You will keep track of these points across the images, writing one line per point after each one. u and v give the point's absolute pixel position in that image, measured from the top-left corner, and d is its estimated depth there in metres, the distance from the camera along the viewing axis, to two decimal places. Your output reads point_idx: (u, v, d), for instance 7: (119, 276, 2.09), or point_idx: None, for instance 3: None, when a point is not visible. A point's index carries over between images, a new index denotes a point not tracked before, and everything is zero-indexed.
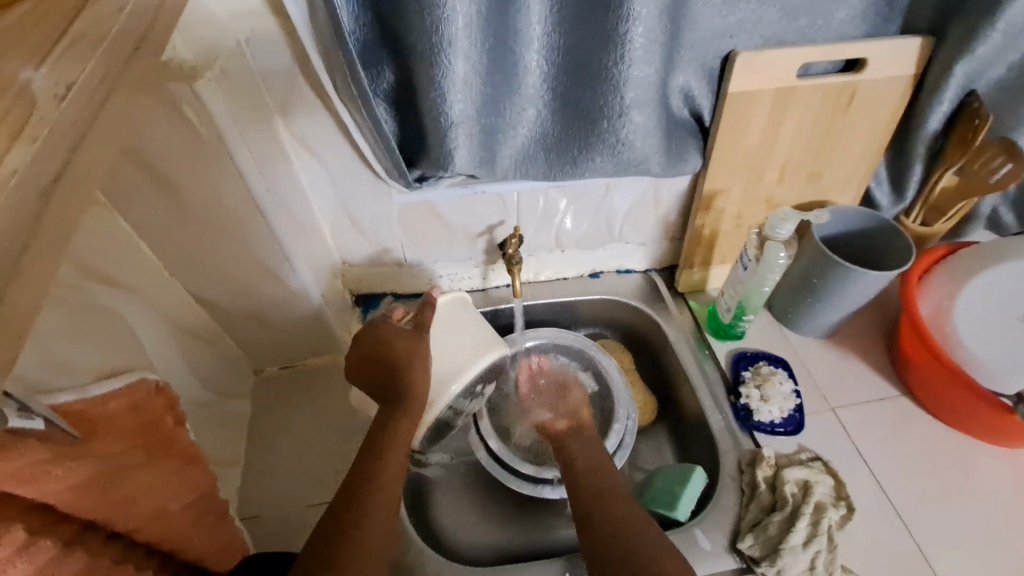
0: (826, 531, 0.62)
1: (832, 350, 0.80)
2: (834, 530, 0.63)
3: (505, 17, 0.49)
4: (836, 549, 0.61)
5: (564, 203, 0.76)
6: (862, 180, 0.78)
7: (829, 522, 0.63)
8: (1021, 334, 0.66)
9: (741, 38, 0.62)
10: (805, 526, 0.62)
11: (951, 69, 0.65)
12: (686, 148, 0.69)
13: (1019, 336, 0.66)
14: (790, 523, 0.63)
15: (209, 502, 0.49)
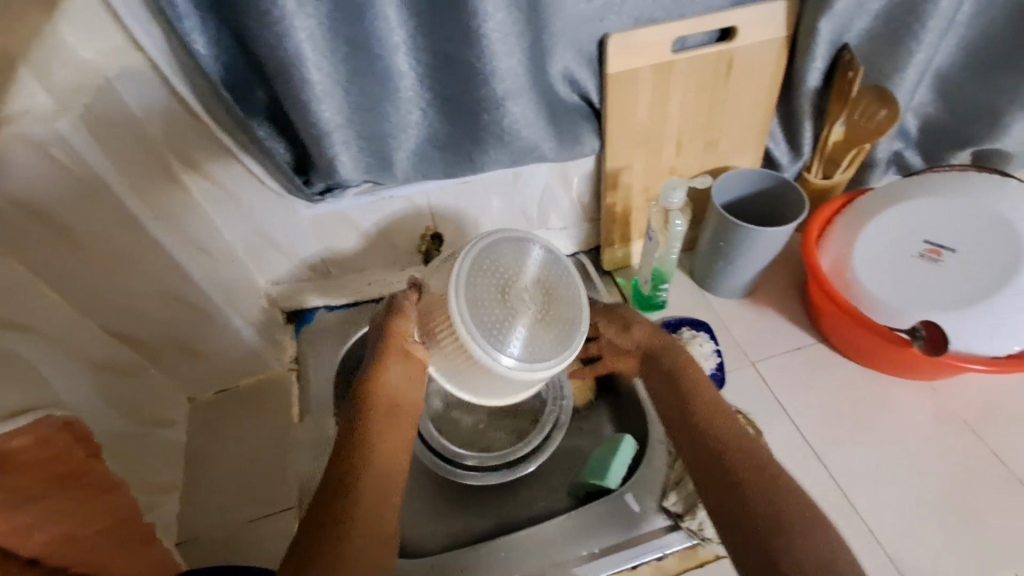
0: None
1: (751, 307, 0.84)
2: None
3: (358, 26, 0.50)
4: None
5: (478, 196, 0.78)
6: (759, 142, 0.81)
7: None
8: (912, 270, 0.69)
9: (611, 21, 0.64)
10: None
11: (816, 28, 0.68)
12: (579, 131, 0.72)
13: (910, 272, 0.69)
14: None
15: (126, 532, 0.54)
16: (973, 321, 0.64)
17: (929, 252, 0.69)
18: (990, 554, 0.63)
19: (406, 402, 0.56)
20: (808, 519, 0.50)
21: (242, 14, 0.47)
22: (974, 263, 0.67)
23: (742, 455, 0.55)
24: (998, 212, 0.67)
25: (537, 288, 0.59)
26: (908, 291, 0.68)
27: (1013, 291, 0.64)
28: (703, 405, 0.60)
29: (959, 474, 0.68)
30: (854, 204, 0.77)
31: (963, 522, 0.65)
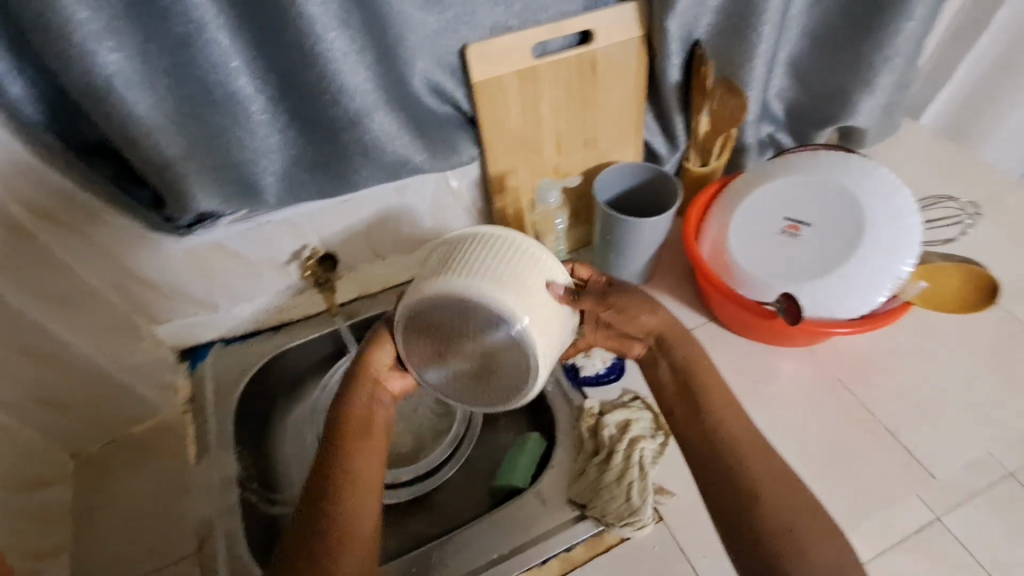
0: (639, 463, 0.67)
1: (647, 295, 0.87)
2: (650, 460, 0.68)
3: (183, 54, 0.49)
4: (648, 476, 0.66)
5: (365, 213, 0.77)
6: (636, 136, 0.84)
7: (642, 452, 0.68)
8: (778, 246, 0.74)
9: (467, 31, 0.65)
10: (619, 463, 0.67)
11: (664, 26, 0.71)
12: (454, 140, 0.72)
13: (777, 248, 0.74)
14: (607, 463, 0.68)
15: None
16: (828, 288, 0.70)
17: (789, 227, 0.74)
18: (865, 500, 0.69)
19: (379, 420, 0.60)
20: (819, 534, 0.54)
21: (43, 51, 0.44)
22: (827, 234, 0.72)
23: (757, 467, 0.58)
24: (842, 185, 0.73)
25: (448, 338, 0.54)
26: (775, 265, 0.73)
27: (859, 257, 0.70)
28: (721, 408, 0.61)
29: (836, 429, 0.74)
30: (725, 189, 0.82)
31: (841, 474, 0.71)
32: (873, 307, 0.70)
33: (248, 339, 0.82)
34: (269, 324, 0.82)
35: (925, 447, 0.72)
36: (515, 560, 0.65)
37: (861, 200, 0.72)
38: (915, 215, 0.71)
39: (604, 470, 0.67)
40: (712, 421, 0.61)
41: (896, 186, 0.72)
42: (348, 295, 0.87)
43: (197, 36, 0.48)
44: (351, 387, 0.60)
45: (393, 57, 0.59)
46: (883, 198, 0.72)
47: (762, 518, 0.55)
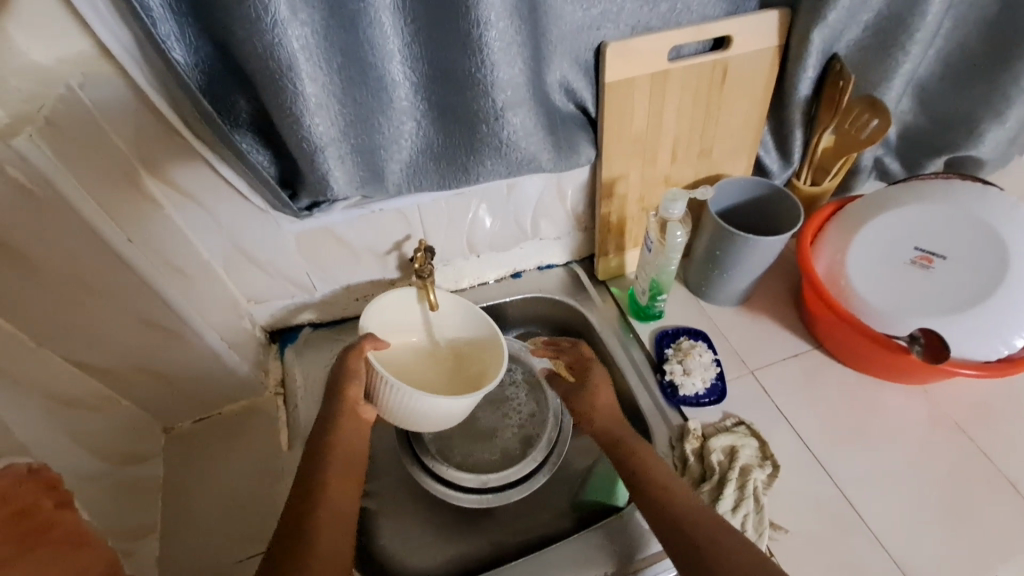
0: (753, 494, 0.66)
1: (747, 315, 0.84)
2: (761, 490, 0.66)
3: (353, 34, 0.48)
4: (763, 509, 0.65)
5: (471, 207, 0.75)
6: (751, 149, 0.81)
7: (754, 483, 0.66)
8: (908, 276, 0.70)
9: (608, 29, 0.63)
10: (732, 492, 0.65)
11: (809, 37, 0.68)
12: (576, 141, 0.70)
13: (906, 279, 0.70)
14: (719, 491, 0.66)
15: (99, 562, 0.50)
16: (965, 327, 0.66)
17: (921, 259, 0.70)
18: (996, 559, 0.63)
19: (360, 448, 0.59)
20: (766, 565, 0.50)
21: (227, 16, 0.43)
22: (963, 270, 0.68)
23: (708, 517, 0.55)
24: (981, 219, 0.69)
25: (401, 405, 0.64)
26: (904, 297, 0.69)
27: (1001, 296, 0.65)
28: (659, 484, 0.59)
29: (958, 477, 0.69)
30: (842, 212, 0.78)
31: (967, 527, 0.65)
32: (1010, 350, 0.66)
33: (334, 326, 0.82)
34: (360, 312, 0.82)
35: None
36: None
37: (1004, 237, 0.68)
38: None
39: (717, 498, 0.65)
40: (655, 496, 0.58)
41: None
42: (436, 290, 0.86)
43: (369, 15, 0.47)
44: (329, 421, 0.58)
45: (542, 51, 0.57)
46: None
47: None
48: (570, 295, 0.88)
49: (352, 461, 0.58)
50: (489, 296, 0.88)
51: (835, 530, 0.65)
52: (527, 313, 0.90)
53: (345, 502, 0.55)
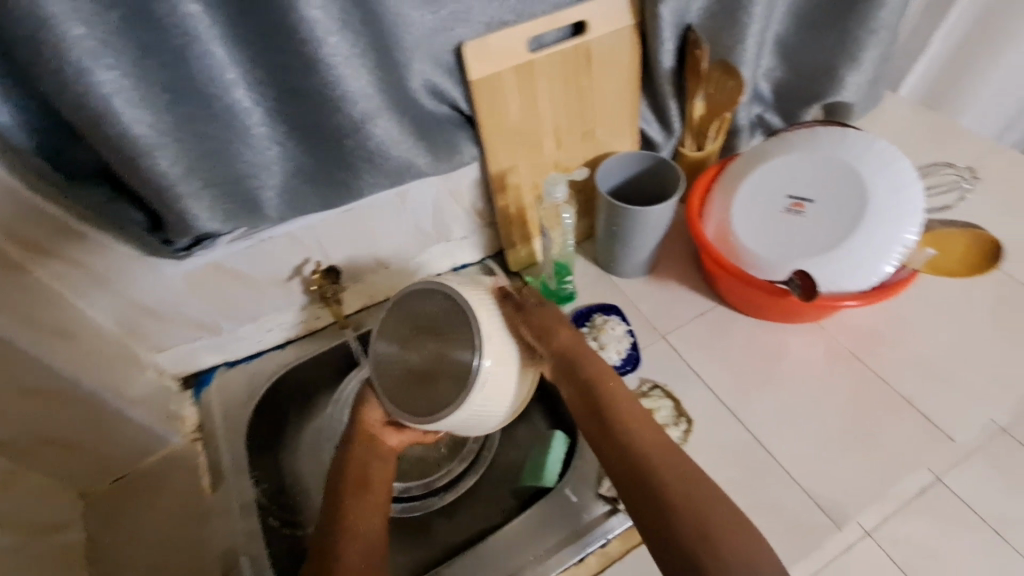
0: None
1: (655, 283, 0.87)
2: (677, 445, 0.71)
3: (180, 70, 0.48)
4: None
5: (366, 221, 0.75)
6: (632, 125, 0.84)
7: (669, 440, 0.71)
8: (785, 224, 0.74)
9: (464, 29, 0.63)
10: None
11: (658, 12, 0.71)
12: (455, 141, 0.71)
13: (784, 226, 0.74)
14: None
15: None
16: (837, 264, 0.70)
17: (793, 206, 0.75)
18: (898, 473, 0.68)
19: (379, 495, 0.64)
20: (727, 519, 0.51)
21: (34, 72, 0.42)
22: (830, 210, 0.72)
23: (685, 475, 0.54)
24: (843, 161, 0.74)
25: (418, 342, 0.59)
26: (782, 243, 0.73)
27: (865, 229, 0.70)
28: (629, 416, 0.60)
29: (859, 403, 0.74)
30: (724, 173, 0.82)
31: (870, 448, 0.70)
32: (881, 279, 0.70)
33: (249, 360, 0.82)
34: (274, 342, 0.82)
35: (951, 415, 0.71)
36: (564, 553, 0.65)
37: (863, 173, 0.72)
38: (917, 184, 0.71)
39: None
40: (605, 411, 0.60)
41: (896, 157, 0.72)
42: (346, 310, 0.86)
43: (194, 50, 0.47)
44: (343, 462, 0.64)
45: (392, 60, 0.58)
46: (887, 170, 0.72)
47: (682, 510, 0.52)
48: None
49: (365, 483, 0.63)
50: None
51: (751, 473, 0.69)
52: None
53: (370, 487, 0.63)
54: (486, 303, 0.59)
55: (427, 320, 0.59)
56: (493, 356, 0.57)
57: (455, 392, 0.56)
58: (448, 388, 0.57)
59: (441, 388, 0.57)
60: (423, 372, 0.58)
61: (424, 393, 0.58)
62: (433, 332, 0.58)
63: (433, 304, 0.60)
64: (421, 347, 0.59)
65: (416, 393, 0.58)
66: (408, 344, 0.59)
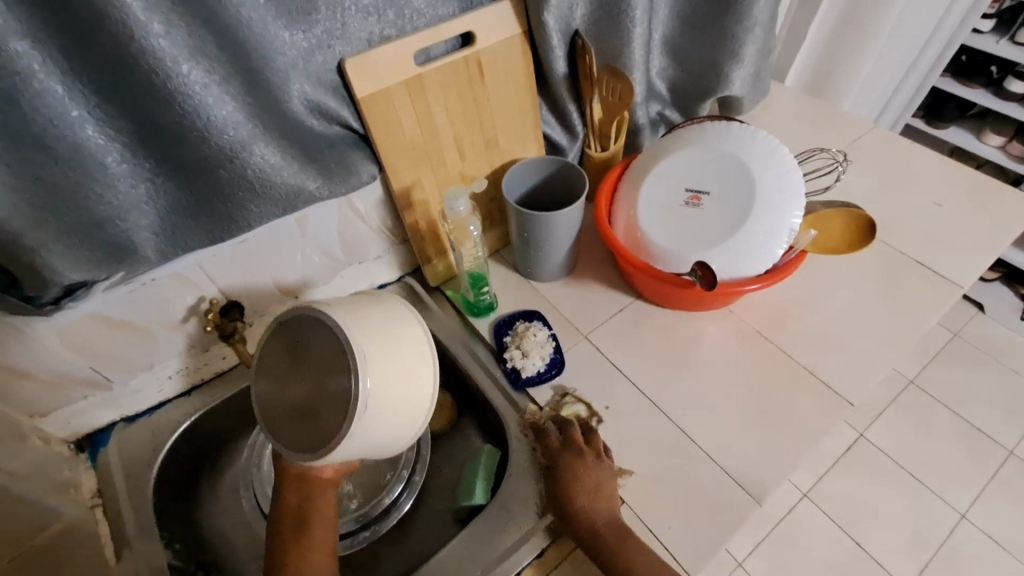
0: None
1: (573, 284, 0.88)
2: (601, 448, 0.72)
3: (10, 110, 0.44)
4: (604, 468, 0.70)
5: (264, 251, 0.72)
6: (535, 131, 0.84)
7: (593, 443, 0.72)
8: (684, 218, 0.77)
9: (341, 46, 0.62)
10: None
11: (542, 20, 0.72)
12: (351, 162, 0.69)
13: (683, 220, 0.77)
14: None
15: None
16: (733, 251, 0.74)
17: (691, 199, 0.78)
18: (810, 441, 0.72)
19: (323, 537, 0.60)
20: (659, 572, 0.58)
21: None
22: (723, 200, 0.76)
23: None
24: (731, 153, 0.77)
25: (295, 374, 0.58)
26: (683, 236, 0.76)
27: (755, 216, 0.74)
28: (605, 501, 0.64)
29: (769, 380, 0.77)
30: (627, 172, 0.85)
31: (781, 422, 0.74)
32: (773, 261, 0.75)
33: (152, 412, 0.77)
34: (178, 390, 0.78)
35: (849, 381, 0.77)
36: (534, 540, 0.66)
37: (748, 164, 0.76)
38: (795, 169, 0.76)
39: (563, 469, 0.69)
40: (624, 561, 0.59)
41: (773, 145, 0.77)
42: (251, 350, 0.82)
43: (29, 89, 0.44)
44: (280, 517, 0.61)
45: (261, 82, 0.55)
46: (767, 159, 0.76)
47: None
48: None
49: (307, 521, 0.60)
50: None
51: (675, 461, 0.71)
52: None
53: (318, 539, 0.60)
54: (370, 335, 0.56)
55: (306, 355, 0.58)
56: (373, 376, 0.54)
57: (332, 425, 0.55)
58: (324, 427, 0.55)
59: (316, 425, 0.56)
60: (303, 402, 0.57)
61: (306, 428, 0.57)
62: (307, 362, 0.57)
63: (310, 341, 0.58)
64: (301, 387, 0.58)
65: (301, 429, 0.57)
66: (287, 377, 0.59)
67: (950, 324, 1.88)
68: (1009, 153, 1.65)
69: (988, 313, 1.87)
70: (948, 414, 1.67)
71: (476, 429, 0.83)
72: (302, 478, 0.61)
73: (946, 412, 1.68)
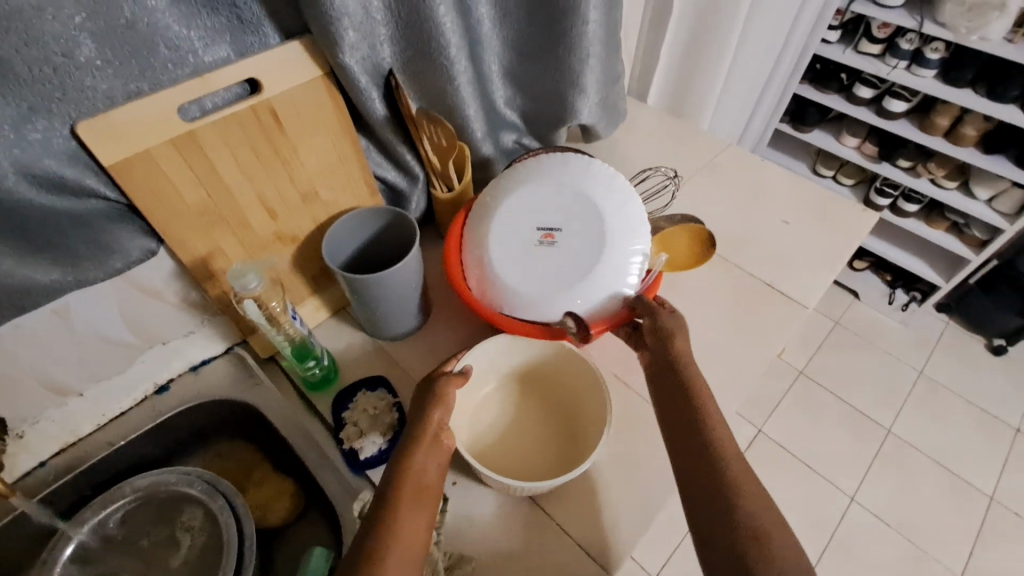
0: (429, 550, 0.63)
1: (424, 340, 0.81)
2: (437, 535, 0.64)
3: None
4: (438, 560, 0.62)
5: (16, 353, 0.59)
6: (365, 177, 0.76)
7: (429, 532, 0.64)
8: (540, 259, 0.72)
9: (68, 109, 0.51)
10: None
11: (342, 64, 0.63)
12: (111, 237, 0.58)
13: (540, 261, 0.72)
14: None
15: None
16: (593, 288, 0.70)
17: (544, 237, 0.73)
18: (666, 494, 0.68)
19: (432, 478, 0.56)
20: (777, 523, 0.51)
21: None
22: (576, 235, 0.72)
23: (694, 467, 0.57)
24: (576, 184, 0.74)
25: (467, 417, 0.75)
26: (542, 278, 0.71)
27: (603, 257, 0.70)
28: (696, 469, 0.56)
29: (625, 431, 0.73)
30: (474, 211, 0.77)
31: (635, 475, 0.69)
32: (632, 290, 0.72)
33: None
34: None
35: None
36: None
37: (595, 201, 0.72)
38: (634, 193, 0.75)
39: None
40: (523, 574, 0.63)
41: (619, 182, 0.75)
42: (31, 461, 0.68)
43: None
44: (412, 443, 0.57)
45: None
46: (608, 186, 0.74)
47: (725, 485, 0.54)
48: (235, 386, 0.77)
49: (426, 489, 0.55)
50: (131, 426, 0.73)
51: (524, 537, 0.65)
52: (195, 425, 0.77)
53: (426, 493, 0.54)
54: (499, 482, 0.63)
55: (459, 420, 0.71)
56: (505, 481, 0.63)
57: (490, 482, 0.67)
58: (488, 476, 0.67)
59: (528, 471, 0.71)
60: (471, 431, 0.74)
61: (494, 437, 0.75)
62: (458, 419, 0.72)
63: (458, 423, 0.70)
64: (517, 438, 0.74)
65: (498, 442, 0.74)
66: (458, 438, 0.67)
67: (831, 312, 2.00)
68: (863, 153, 1.77)
69: (862, 299, 2.00)
70: (833, 399, 1.77)
71: (322, 520, 0.74)
72: (434, 442, 0.58)
73: (832, 397, 1.78)
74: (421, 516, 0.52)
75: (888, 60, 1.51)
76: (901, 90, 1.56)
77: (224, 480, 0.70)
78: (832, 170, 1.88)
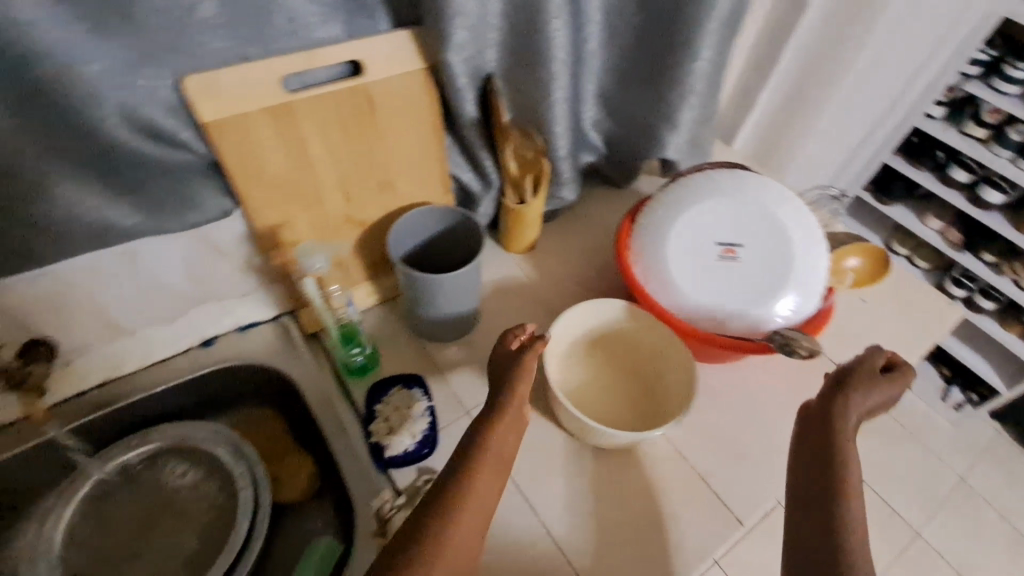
0: None
1: (468, 349, 0.78)
2: None
3: None
4: None
5: (81, 282, 0.60)
6: (444, 175, 0.75)
7: None
8: (724, 272, 0.71)
9: (181, 61, 0.52)
10: None
11: (445, 60, 0.63)
12: (190, 190, 0.59)
13: (724, 274, 0.70)
14: None
15: None
16: (784, 300, 0.70)
17: (725, 252, 0.71)
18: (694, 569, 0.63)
19: (507, 451, 0.55)
20: None
21: None
22: (760, 249, 0.71)
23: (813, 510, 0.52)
24: (754, 198, 0.72)
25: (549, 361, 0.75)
26: (732, 292, 0.70)
27: (793, 268, 0.70)
28: (812, 520, 0.52)
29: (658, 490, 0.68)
30: (641, 225, 0.76)
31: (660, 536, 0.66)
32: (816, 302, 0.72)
33: None
34: None
35: (740, 496, 0.68)
36: None
37: (779, 220, 0.71)
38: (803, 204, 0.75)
39: None
40: None
41: (795, 199, 0.74)
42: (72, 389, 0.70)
43: None
44: (498, 414, 0.56)
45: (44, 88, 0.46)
46: (784, 199, 0.73)
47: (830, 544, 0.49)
48: (276, 358, 0.75)
49: (501, 466, 0.54)
50: (166, 378, 0.72)
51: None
52: (229, 386, 0.77)
53: (500, 468, 0.54)
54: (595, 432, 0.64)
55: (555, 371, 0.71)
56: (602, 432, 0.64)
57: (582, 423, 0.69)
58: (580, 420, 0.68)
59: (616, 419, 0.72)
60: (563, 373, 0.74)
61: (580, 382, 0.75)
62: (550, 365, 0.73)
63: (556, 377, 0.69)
64: (605, 389, 0.74)
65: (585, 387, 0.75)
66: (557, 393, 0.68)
67: None
68: (946, 238, 1.66)
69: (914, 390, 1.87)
70: None
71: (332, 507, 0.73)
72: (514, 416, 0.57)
73: None
74: (489, 489, 0.52)
75: (992, 148, 1.41)
76: (1000, 180, 1.46)
77: (249, 446, 0.69)
78: (907, 249, 1.77)
